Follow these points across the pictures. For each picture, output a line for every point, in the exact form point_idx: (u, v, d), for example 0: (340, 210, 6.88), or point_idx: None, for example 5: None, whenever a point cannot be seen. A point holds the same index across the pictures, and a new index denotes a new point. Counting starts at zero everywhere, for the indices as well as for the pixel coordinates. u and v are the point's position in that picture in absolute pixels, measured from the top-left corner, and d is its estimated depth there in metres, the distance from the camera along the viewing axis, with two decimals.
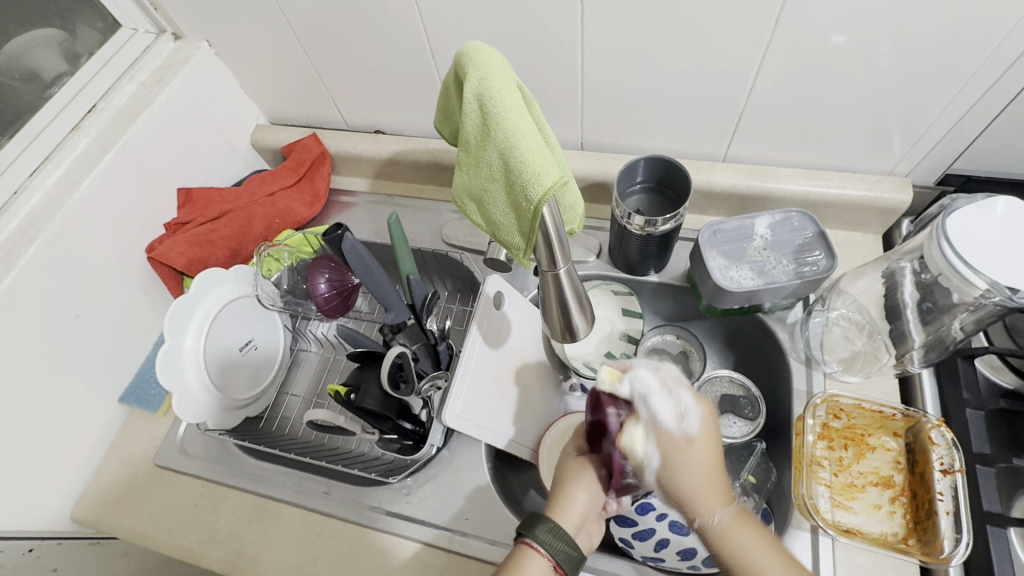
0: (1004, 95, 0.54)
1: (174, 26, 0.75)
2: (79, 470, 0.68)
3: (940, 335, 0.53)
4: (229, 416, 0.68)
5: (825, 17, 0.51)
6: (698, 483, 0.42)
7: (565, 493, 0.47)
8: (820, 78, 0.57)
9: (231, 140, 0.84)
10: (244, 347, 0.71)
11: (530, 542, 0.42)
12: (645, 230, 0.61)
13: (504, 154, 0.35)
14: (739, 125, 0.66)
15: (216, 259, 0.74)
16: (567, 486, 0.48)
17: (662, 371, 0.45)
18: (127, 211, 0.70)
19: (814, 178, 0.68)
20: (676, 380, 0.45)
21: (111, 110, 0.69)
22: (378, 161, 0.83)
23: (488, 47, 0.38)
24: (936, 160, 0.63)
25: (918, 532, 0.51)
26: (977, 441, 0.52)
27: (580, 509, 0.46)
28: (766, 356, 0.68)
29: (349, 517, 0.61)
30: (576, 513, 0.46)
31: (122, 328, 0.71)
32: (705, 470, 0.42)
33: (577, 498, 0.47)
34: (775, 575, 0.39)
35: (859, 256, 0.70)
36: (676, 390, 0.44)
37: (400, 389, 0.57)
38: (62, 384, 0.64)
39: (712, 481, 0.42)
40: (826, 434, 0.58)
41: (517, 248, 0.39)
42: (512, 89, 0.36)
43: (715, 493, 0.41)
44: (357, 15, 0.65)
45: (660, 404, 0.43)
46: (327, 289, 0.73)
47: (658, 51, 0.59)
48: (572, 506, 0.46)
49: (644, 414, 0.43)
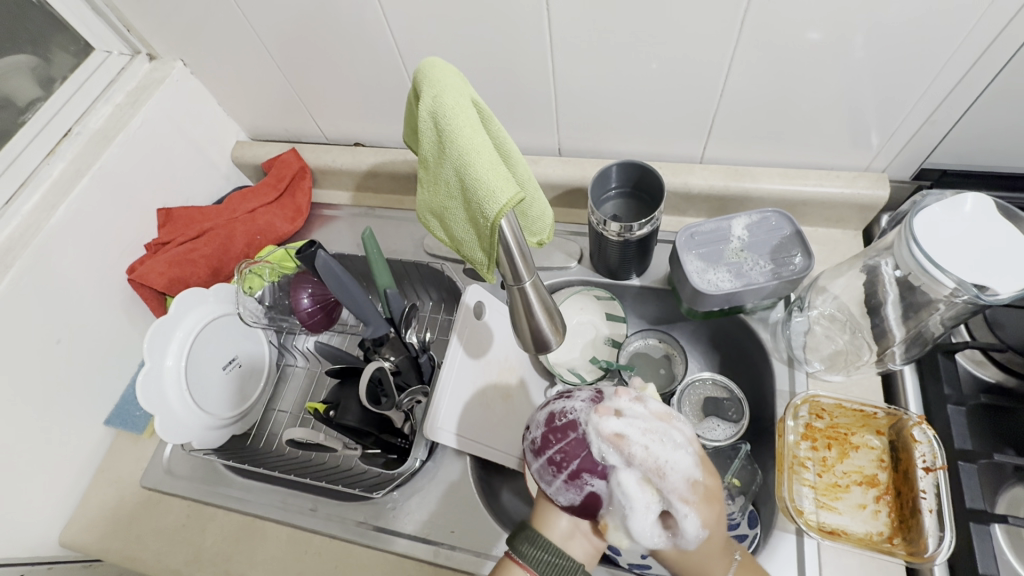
0: (974, 87, 0.54)
1: (149, 47, 0.75)
2: (67, 495, 0.68)
3: (921, 330, 0.53)
4: (215, 435, 0.68)
5: (790, 16, 0.51)
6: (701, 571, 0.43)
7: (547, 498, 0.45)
8: (793, 74, 0.57)
9: (211, 158, 0.84)
10: (227, 365, 0.71)
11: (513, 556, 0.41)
12: (622, 235, 0.60)
13: (460, 171, 0.35)
14: (713, 125, 0.66)
15: (197, 278, 0.74)
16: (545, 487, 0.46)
17: (664, 444, 0.38)
18: (107, 234, 0.70)
19: (791, 177, 0.68)
20: (682, 497, 0.38)
21: (86, 133, 0.70)
22: (358, 173, 0.83)
23: (444, 63, 0.38)
24: (912, 154, 0.63)
25: (903, 531, 0.51)
26: (959, 438, 0.52)
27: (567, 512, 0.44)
28: (750, 357, 0.67)
29: (335, 533, 0.61)
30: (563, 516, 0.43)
31: (105, 352, 0.71)
32: (706, 557, 0.42)
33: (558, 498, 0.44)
34: None
35: (839, 253, 0.70)
36: (677, 515, 0.38)
37: (381, 403, 0.58)
38: (46, 410, 0.64)
39: (716, 562, 0.43)
40: (809, 435, 0.57)
41: (480, 263, 0.39)
42: (467, 105, 0.36)
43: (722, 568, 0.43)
44: (329, 30, 0.65)
45: (646, 529, 0.39)
46: (310, 304, 0.72)
47: (627, 54, 0.59)
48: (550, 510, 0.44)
49: (630, 514, 0.39)
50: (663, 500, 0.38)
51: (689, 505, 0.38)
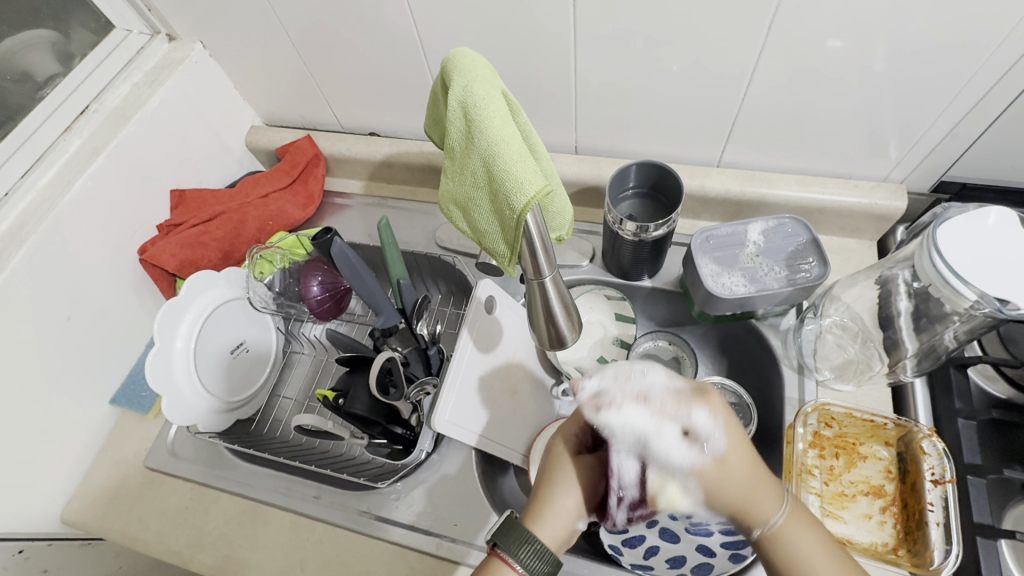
0: (999, 103, 0.53)
1: (169, 27, 0.75)
2: (70, 472, 0.68)
3: (934, 344, 0.53)
4: (220, 419, 0.68)
5: (818, 24, 0.51)
6: (755, 493, 0.44)
7: (551, 504, 0.46)
8: (816, 82, 0.57)
9: (225, 142, 0.83)
10: (235, 349, 0.71)
11: (508, 560, 0.41)
12: (637, 236, 0.60)
13: (487, 161, 0.34)
14: (733, 129, 0.65)
15: (208, 261, 0.74)
16: (547, 491, 0.47)
17: (643, 377, 0.46)
18: (121, 213, 0.70)
19: (808, 184, 0.67)
20: (676, 400, 0.45)
21: (104, 111, 0.69)
22: (373, 162, 0.82)
23: (474, 53, 0.37)
24: (932, 167, 0.63)
25: (909, 543, 0.51)
26: (968, 452, 0.52)
27: (564, 523, 0.46)
28: (758, 363, 0.67)
29: (338, 521, 0.61)
30: (561, 523, 0.46)
31: (114, 331, 0.71)
32: (745, 477, 0.44)
33: (560, 506, 0.46)
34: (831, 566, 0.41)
35: (854, 262, 0.69)
36: (687, 417, 0.44)
37: (389, 394, 0.57)
38: (52, 386, 0.64)
39: (763, 481, 0.44)
40: (817, 443, 0.57)
41: (501, 256, 0.38)
42: (498, 95, 0.35)
43: (768, 491, 0.44)
44: (352, 18, 0.65)
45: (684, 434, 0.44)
46: (319, 292, 0.73)
47: (649, 54, 0.59)
48: (552, 514, 0.46)
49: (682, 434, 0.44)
50: (671, 417, 0.44)
51: (687, 402, 0.45)
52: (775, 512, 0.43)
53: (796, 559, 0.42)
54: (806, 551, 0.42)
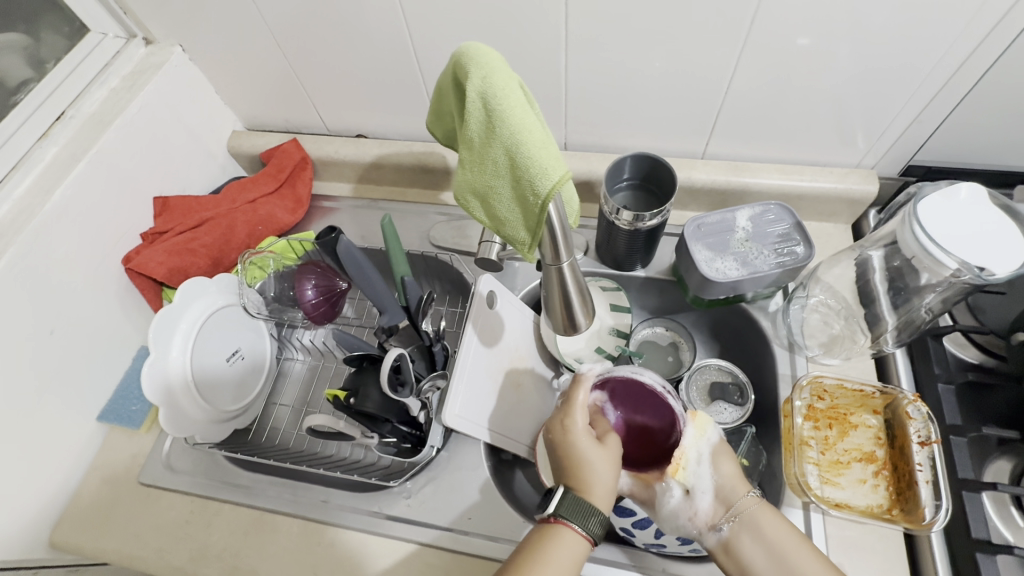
0: (958, 92, 0.58)
1: (146, 30, 0.73)
2: (58, 493, 0.65)
3: (911, 318, 0.57)
4: (217, 429, 0.67)
5: (798, 22, 0.54)
6: (731, 472, 0.51)
7: (599, 481, 0.48)
8: (792, 76, 0.60)
9: (207, 147, 0.81)
10: (230, 358, 0.69)
11: (578, 530, 0.46)
12: (634, 225, 0.62)
13: (510, 149, 0.35)
14: (717, 122, 0.68)
15: (196, 268, 0.72)
16: (586, 473, 0.48)
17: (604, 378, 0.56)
18: (104, 222, 0.67)
19: (787, 172, 0.71)
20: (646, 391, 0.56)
21: (81, 117, 0.67)
22: (362, 164, 0.82)
23: (486, 46, 0.38)
24: (900, 153, 0.67)
25: (901, 502, 0.54)
26: (950, 413, 0.56)
27: (612, 493, 0.48)
28: (750, 344, 0.70)
29: (348, 523, 0.60)
30: (612, 496, 0.48)
31: (100, 344, 0.68)
32: (730, 461, 0.52)
33: (606, 481, 0.48)
34: (799, 541, 0.49)
35: (832, 245, 0.73)
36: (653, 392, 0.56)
37: (399, 391, 0.57)
38: (38, 404, 0.61)
39: (737, 469, 0.52)
40: (812, 415, 0.60)
41: (522, 243, 0.38)
42: (515, 86, 0.36)
43: (740, 480, 0.51)
44: (342, 20, 0.65)
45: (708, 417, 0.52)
46: (314, 295, 0.73)
47: (636, 50, 0.61)
48: (604, 491, 0.47)
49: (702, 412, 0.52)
50: None
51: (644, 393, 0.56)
52: (748, 495, 0.50)
53: (769, 534, 0.49)
54: (780, 537, 0.49)
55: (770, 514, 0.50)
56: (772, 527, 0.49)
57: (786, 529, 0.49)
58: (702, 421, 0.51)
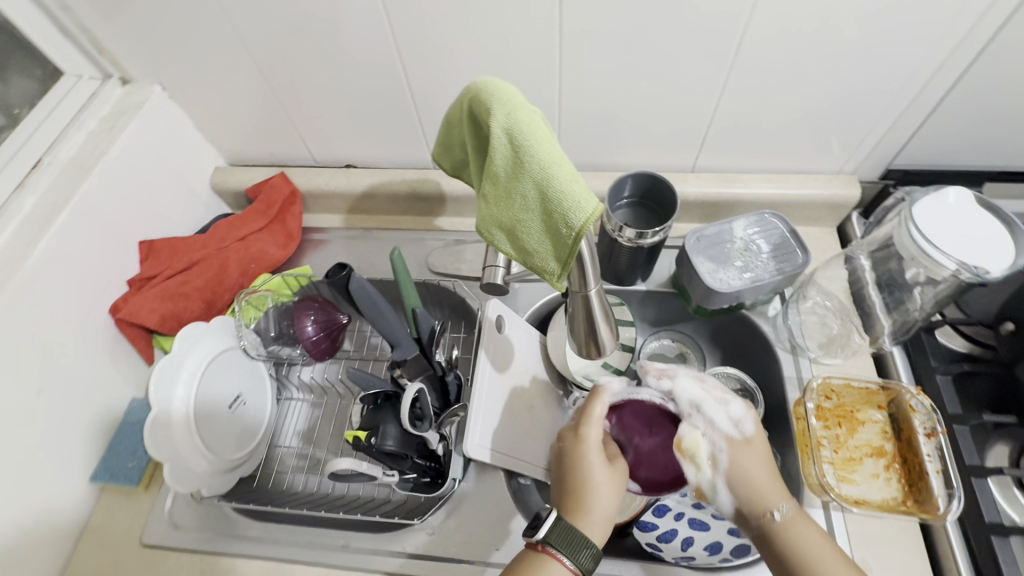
0: (930, 100, 0.62)
1: (122, 70, 0.70)
2: (52, 564, 0.60)
3: (906, 318, 0.61)
4: (223, 479, 0.64)
5: (780, 42, 0.57)
6: (762, 485, 0.48)
7: (594, 509, 0.47)
8: (776, 92, 0.63)
9: (191, 185, 0.79)
10: (233, 403, 0.66)
11: (567, 561, 0.45)
12: (635, 242, 0.63)
13: (543, 185, 0.36)
14: (706, 137, 0.71)
15: (190, 311, 0.69)
16: (587, 494, 0.48)
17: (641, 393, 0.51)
18: (89, 271, 0.64)
19: (774, 181, 0.74)
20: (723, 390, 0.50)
21: (58, 163, 0.64)
22: (354, 195, 0.81)
23: (514, 89, 0.40)
24: (878, 158, 0.71)
25: (915, 493, 0.56)
26: (950, 403, 0.59)
27: (606, 522, 0.48)
28: (752, 349, 0.72)
29: (372, 566, 0.58)
30: (606, 523, 0.48)
31: (92, 401, 0.64)
32: (763, 471, 0.49)
33: (602, 510, 0.48)
34: (830, 557, 0.46)
35: (821, 248, 0.76)
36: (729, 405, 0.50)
37: (419, 426, 0.57)
38: (28, 470, 0.57)
39: (772, 478, 0.49)
40: (822, 415, 0.62)
41: (550, 273, 0.38)
42: (545, 127, 0.37)
43: (774, 492, 0.49)
44: (333, 54, 0.65)
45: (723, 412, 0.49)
46: (315, 331, 0.72)
47: (629, 71, 0.63)
48: (599, 519, 0.47)
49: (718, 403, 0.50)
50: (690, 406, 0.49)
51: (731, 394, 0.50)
52: (780, 507, 0.48)
53: (798, 549, 0.47)
54: (807, 551, 0.47)
55: (803, 525, 0.48)
56: (805, 539, 0.47)
57: (819, 543, 0.47)
58: (693, 445, 0.48)
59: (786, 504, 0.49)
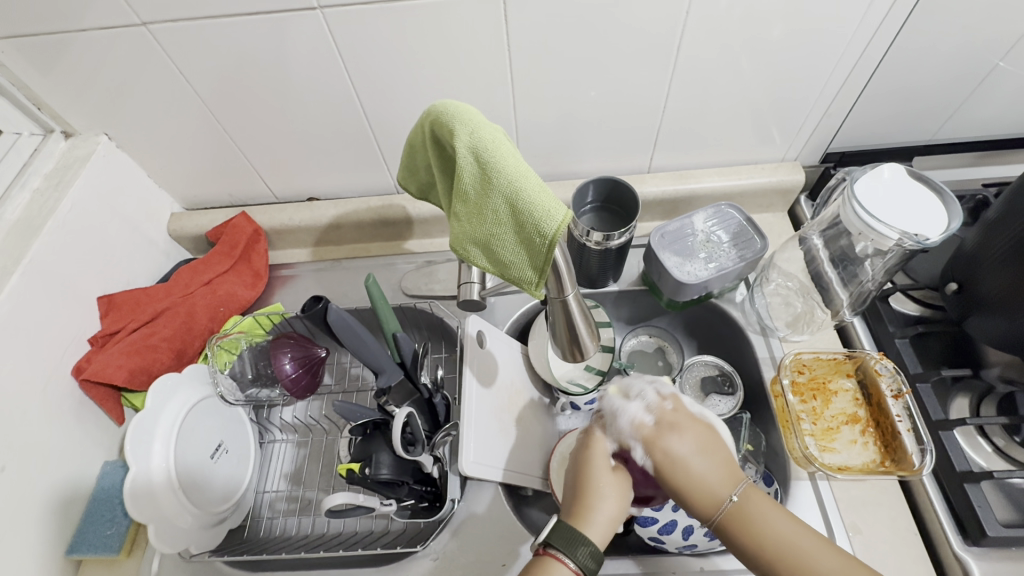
0: (855, 86, 0.67)
1: (65, 124, 0.68)
2: None
3: (861, 290, 0.64)
4: (210, 534, 0.61)
5: (713, 47, 0.61)
6: (713, 473, 0.46)
7: (594, 510, 0.47)
8: (717, 91, 0.67)
9: (148, 235, 0.77)
10: (215, 454, 0.64)
11: (560, 557, 0.43)
12: (603, 244, 0.64)
13: (513, 198, 0.37)
14: (657, 139, 0.74)
15: (160, 364, 0.67)
16: (594, 498, 0.47)
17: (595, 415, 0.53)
18: (47, 334, 0.61)
19: (726, 174, 0.78)
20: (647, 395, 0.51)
21: (6, 225, 0.62)
22: (319, 227, 0.80)
23: (473, 109, 0.41)
24: (817, 144, 0.76)
25: (891, 453, 0.59)
26: (912, 364, 0.63)
27: (608, 522, 0.47)
28: (725, 335, 0.75)
29: None
30: (608, 524, 0.47)
31: (62, 470, 0.61)
32: (712, 461, 0.46)
33: (603, 513, 0.47)
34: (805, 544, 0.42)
35: (777, 232, 0.80)
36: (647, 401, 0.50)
37: (411, 450, 0.57)
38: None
39: (723, 469, 0.46)
40: (798, 390, 0.65)
41: (528, 282, 0.39)
42: (508, 143, 0.39)
43: (725, 480, 0.45)
44: (285, 90, 0.65)
45: (639, 402, 0.50)
46: (293, 368, 0.71)
47: (578, 81, 0.65)
48: (599, 520, 0.46)
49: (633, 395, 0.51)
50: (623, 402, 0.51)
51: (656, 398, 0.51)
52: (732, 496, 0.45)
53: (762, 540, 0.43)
54: (775, 536, 0.43)
55: (764, 511, 0.44)
56: (772, 528, 0.43)
57: (792, 531, 0.43)
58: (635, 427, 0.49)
59: (737, 492, 0.45)
